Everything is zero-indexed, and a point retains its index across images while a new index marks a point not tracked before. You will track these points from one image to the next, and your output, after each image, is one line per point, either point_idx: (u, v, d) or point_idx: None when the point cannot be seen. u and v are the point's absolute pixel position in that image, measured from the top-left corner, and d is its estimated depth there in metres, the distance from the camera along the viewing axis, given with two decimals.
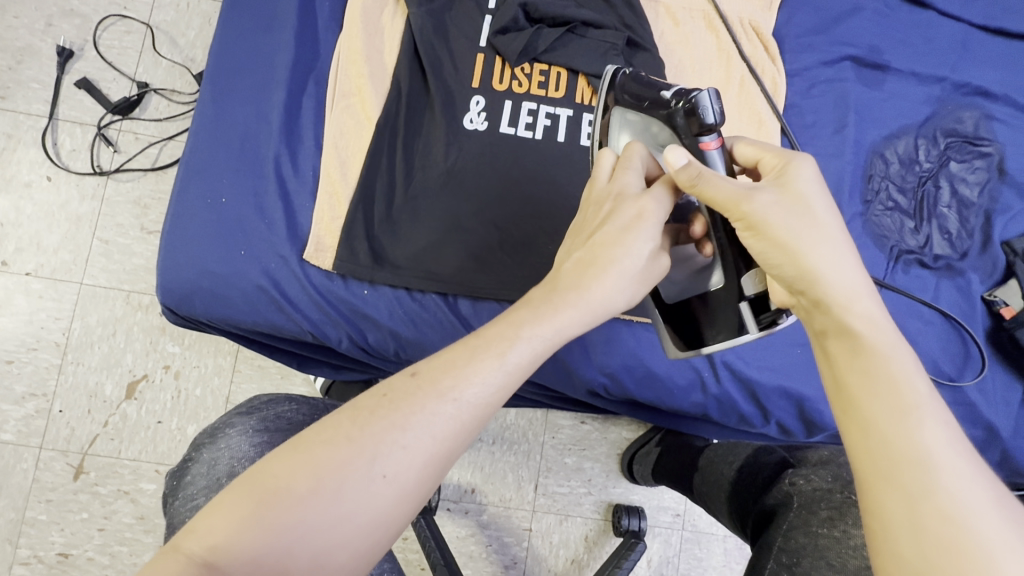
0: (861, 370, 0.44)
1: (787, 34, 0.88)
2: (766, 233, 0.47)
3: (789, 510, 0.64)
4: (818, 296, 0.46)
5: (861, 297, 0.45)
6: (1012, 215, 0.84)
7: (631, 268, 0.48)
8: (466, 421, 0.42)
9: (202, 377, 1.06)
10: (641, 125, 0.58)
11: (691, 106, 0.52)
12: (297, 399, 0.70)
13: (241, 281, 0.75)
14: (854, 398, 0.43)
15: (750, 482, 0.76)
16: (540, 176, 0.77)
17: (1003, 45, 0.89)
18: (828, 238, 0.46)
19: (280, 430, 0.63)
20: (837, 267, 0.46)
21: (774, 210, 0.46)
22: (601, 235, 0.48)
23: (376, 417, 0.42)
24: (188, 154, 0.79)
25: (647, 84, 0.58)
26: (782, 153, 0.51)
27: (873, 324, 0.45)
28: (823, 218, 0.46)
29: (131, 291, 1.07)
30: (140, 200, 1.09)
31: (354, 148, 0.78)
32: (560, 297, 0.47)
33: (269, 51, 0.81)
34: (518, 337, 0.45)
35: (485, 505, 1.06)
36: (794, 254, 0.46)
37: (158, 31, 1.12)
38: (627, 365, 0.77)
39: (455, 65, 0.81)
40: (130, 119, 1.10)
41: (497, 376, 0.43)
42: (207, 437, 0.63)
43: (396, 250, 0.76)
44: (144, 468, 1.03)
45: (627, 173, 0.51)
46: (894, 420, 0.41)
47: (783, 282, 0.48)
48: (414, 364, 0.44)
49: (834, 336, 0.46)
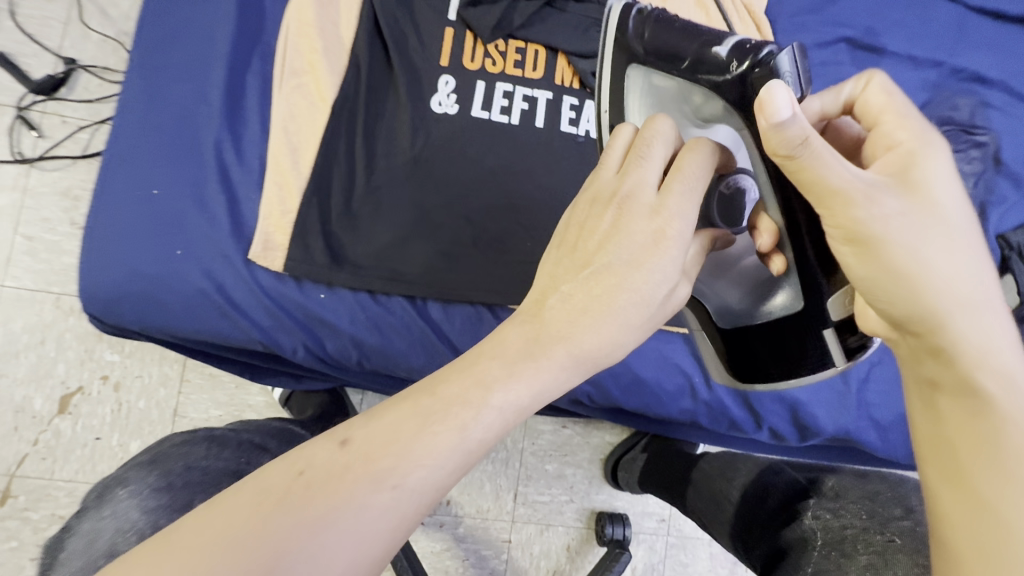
0: (980, 438, 0.35)
1: (780, 13, 0.83)
2: (877, 257, 0.37)
3: (813, 549, 0.53)
4: (938, 341, 0.37)
5: (1002, 354, 0.37)
6: (1007, 207, 0.80)
7: (634, 315, 0.40)
8: (407, 513, 0.34)
9: (146, 388, 0.96)
10: (675, 93, 0.48)
11: (761, 71, 0.41)
12: (220, 439, 0.61)
13: (178, 285, 0.65)
14: (964, 469, 0.35)
15: (758, 510, 0.65)
16: (518, 166, 0.70)
17: (998, 28, 0.85)
18: (958, 274, 0.37)
19: (187, 486, 0.55)
20: (971, 313, 0.37)
21: (898, 226, 0.37)
22: (602, 267, 0.40)
23: (281, 510, 0.32)
24: (112, 139, 0.68)
25: (682, 34, 0.47)
26: (915, 128, 0.39)
27: (1012, 390, 0.35)
28: (962, 247, 0.37)
29: (61, 293, 0.96)
30: (69, 191, 0.97)
31: (306, 133, 0.69)
32: (544, 346, 0.38)
33: (209, 21, 0.71)
34: (485, 404, 0.36)
35: (461, 518, 1.00)
36: (914, 287, 0.37)
37: (85, 0, 1.00)
38: (614, 372, 0.71)
39: (421, 40, 0.72)
40: (56, 99, 0.98)
41: (453, 456, 0.35)
42: (94, 500, 0.54)
43: (356, 248, 0.67)
44: (81, 490, 0.92)
45: (642, 168, 0.41)
46: (1022, 511, 0.32)
47: (891, 316, 0.39)
48: (346, 430, 0.36)
49: (948, 392, 0.37)
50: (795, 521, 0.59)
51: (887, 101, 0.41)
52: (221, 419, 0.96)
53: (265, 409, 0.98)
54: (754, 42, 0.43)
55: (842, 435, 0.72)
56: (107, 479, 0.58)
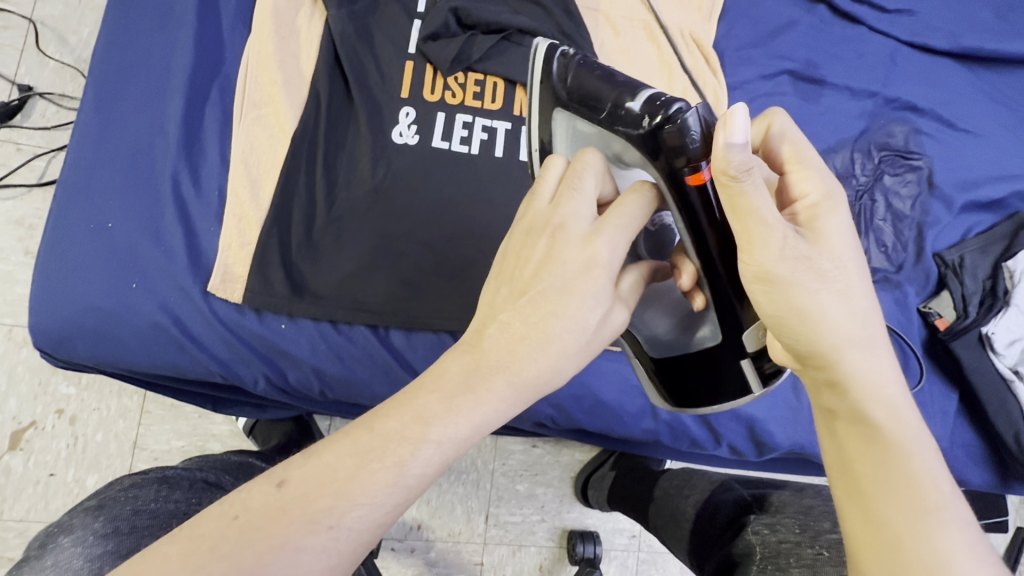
0: (874, 462, 0.41)
1: (726, 47, 0.88)
2: (782, 294, 0.42)
3: (753, 563, 0.61)
4: (834, 376, 0.43)
5: (886, 385, 0.43)
6: (941, 227, 0.85)
7: (569, 341, 0.41)
8: (345, 553, 0.36)
9: (104, 420, 0.93)
10: (598, 139, 0.51)
11: (671, 126, 0.45)
12: (171, 480, 0.61)
13: (133, 319, 0.65)
14: (863, 489, 0.41)
15: (710, 524, 0.73)
16: (477, 194, 0.71)
17: (927, 61, 0.91)
18: (852, 312, 0.43)
19: (134, 530, 0.54)
20: (861, 349, 0.43)
21: (800, 267, 0.41)
22: (537, 295, 0.41)
23: (219, 558, 0.34)
24: (66, 172, 0.68)
25: (599, 84, 0.49)
26: (823, 182, 0.45)
27: (893, 415, 0.42)
28: (855, 288, 0.43)
29: (14, 324, 0.93)
30: (23, 220, 0.94)
31: (266, 165, 0.70)
32: (483, 378, 0.40)
33: (167, 54, 0.71)
34: (423, 439, 0.38)
35: (432, 542, 0.99)
36: (814, 325, 0.42)
37: (43, 28, 0.99)
38: (576, 395, 0.72)
39: (381, 73, 0.74)
40: (11, 126, 0.96)
41: (391, 494, 0.37)
42: (37, 549, 0.53)
43: (317, 278, 0.68)
44: (34, 529, 0.89)
45: (574, 199, 0.43)
46: (911, 520, 0.38)
47: (795, 353, 0.45)
48: (284, 471, 0.38)
49: (845, 420, 0.43)
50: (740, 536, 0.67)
51: (798, 151, 0.46)
52: (183, 450, 0.93)
53: (229, 438, 0.96)
54: (664, 97, 0.46)
55: (798, 449, 0.75)
56: (44, 530, 0.56)
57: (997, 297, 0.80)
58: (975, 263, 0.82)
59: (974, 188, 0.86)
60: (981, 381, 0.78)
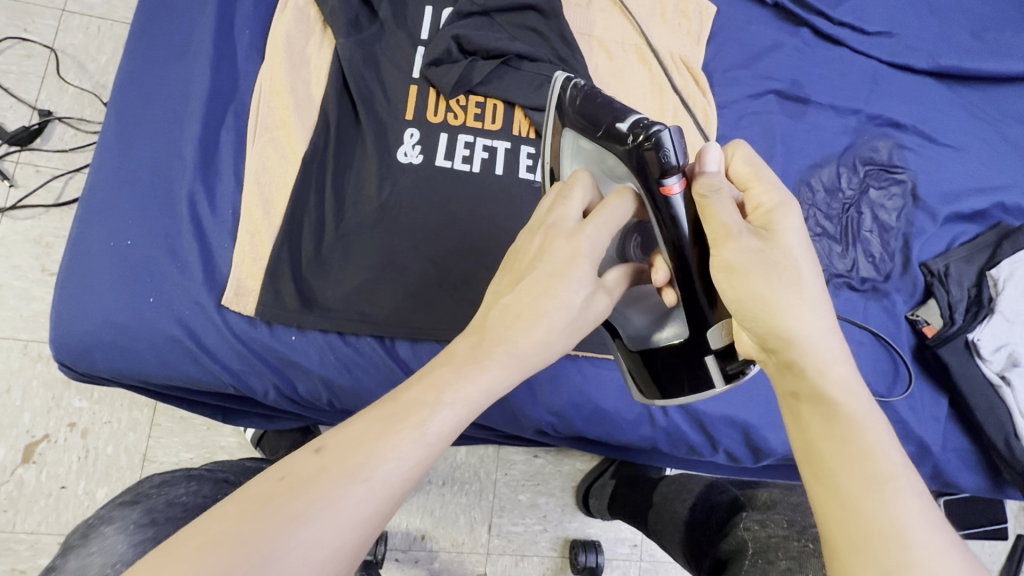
0: (834, 438, 0.43)
1: (715, 68, 0.92)
2: (740, 282, 0.47)
3: (746, 557, 0.64)
4: (791, 357, 0.46)
5: (836, 363, 0.45)
6: (927, 237, 0.88)
7: (561, 319, 0.45)
8: (380, 503, 0.39)
9: (115, 433, 0.95)
10: (596, 154, 0.55)
11: (650, 142, 0.49)
12: (199, 477, 0.64)
13: (150, 332, 0.68)
14: (825, 464, 0.42)
15: (705, 526, 0.76)
16: (478, 208, 0.75)
17: (908, 79, 0.95)
18: (806, 300, 0.46)
19: (170, 520, 0.56)
20: (815, 330, 0.45)
21: (754, 259, 0.46)
22: (530, 282, 0.45)
23: (272, 508, 0.36)
24: (89, 192, 0.72)
25: (600, 107, 0.54)
26: (777, 194, 0.49)
27: (847, 392, 0.44)
28: (806, 276, 0.46)
29: (29, 340, 0.95)
30: (41, 238, 0.98)
31: (278, 184, 0.73)
32: (485, 352, 0.44)
33: (184, 81, 0.76)
34: (439, 403, 0.41)
35: (436, 552, 1.00)
36: (771, 308, 0.45)
37: (63, 56, 1.04)
38: (575, 403, 0.74)
39: (387, 97, 0.78)
40: (30, 150, 1.00)
41: (415, 449, 0.40)
42: (78, 539, 0.55)
43: (325, 291, 0.71)
44: (45, 542, 0.90)
45: (566, 206, 0.48)
46: (867, 489, 0.40)
47: (756, 338, 0.48)
48: (320, 439, 0.40)
49: (806, 401, 0.45)
50: (730, 534, 0.70)
51: (753, 169, 0.51)
52: (192, 462, 0.95)
53: (237, 450, 0.98)
54: (649, 120, 0.50)
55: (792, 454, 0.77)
56: (86, 521, 0.59)
57: (982, 304, 0.83)
58: (960, 272, 0.85)
59: (956, 200, 0.90)
60: (969, 386, 0.80)
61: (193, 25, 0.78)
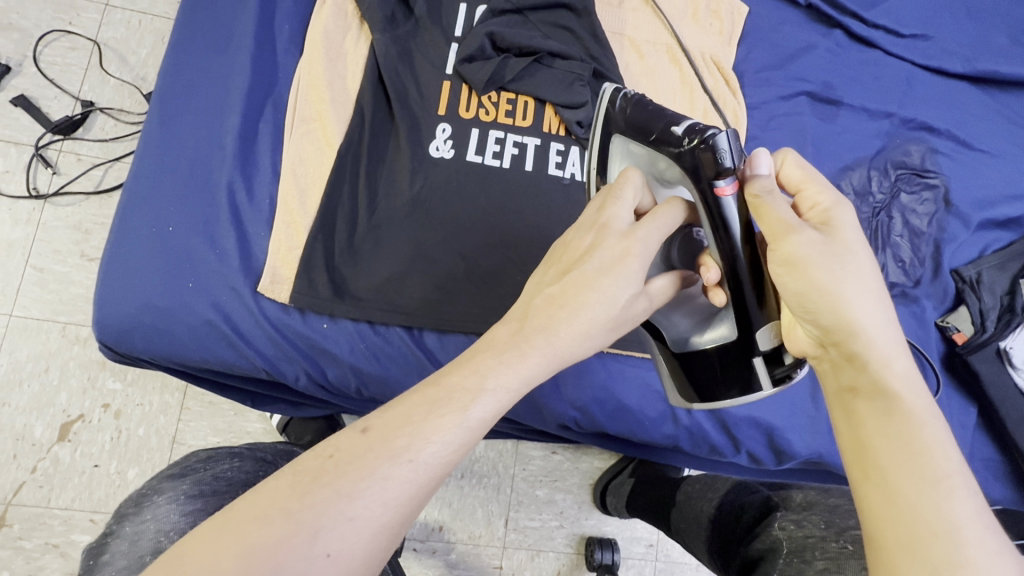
0: (889, 432, 0.42)
1: (746, 69, 0.92)
2: (802, 274, 0.47)
3: (779, 557, 0.64)
4: (854, 351, 0.46)
5: (897, 360, 0.46)
6: (958, 244, 0.87)
7: (603, 317, 0.46)
8: (421, 484, 0.40)
9: (146, 415, 0.98)
10: (646, 157, 0.57)
11: (705, 144, 0.51)
12: (241, 454, 0.66)
13: (188, 316, 0.70)
14: (879, 459, 0.42)
15: (734, 525, 0.75)
16: (509, 202, 0.76)
17: (943, 84, 0.94)
18: (871, 294, 0.46)
19: (217, 493, 0.58)
20: (879, 324, 0.46)
21: (817, 250, 0.47)
22: (578, 274, 0.46)
23: (319, 485, 0.38)
24: (133, 178, 0.74)
25: (652, 115, 0.57)
26: (831, 194, 0.50)
27: (907, 388, 0.44)
28: (868, 271, 0.47)
29: (67, 323, 0.99)
30: (80, 225, 1.01)
31: (314, 175, 0.75)
32: (526, 340, 0.45)
33: (225, 73, 0.78)
34: (482, 389, 0.42)
35: (453, 544, 1.01)
36: (837, 300, 0.46)
37: (105, 48, 1.07)
38: (600, 399, 0.75)
39: (420, 91, 0.79)
40: (72, 139, 1.04)
41: (457, 434, 0.41)
42: (132, 507, 0.57)
43: (357, 280, 0.72)
44: (77, 518, 0.93)
45: (617, 205, 0.49)
46: (919, 487, 0.39)
47: (817, 330, 0.48)
48: (364, 420, 0.41)
49: (864, 396, 0.45)
50: (763, 534, 0.70)
51: (805, 172, 0.52)
52: (219, 446, 0.98)
53: (262, 436, 1.00)
54: (703, 126, 0.53)
55: (816, 458, 0.77)
56: (137, 493, 0.60)
57: (1015, 313, 0.81)
58: (993, 280, 0.84)
59: (990, 206, 0.88)
60: (999, 394, 0.79)
61: (235, 19, 0.80)
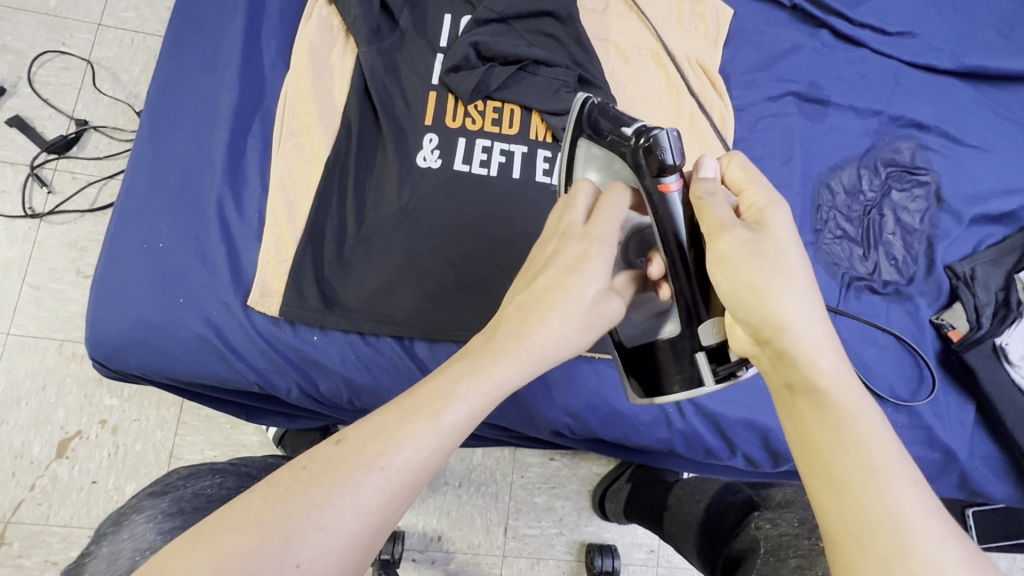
0: (829, 428, 0.42)
1: (732, 71, 0.92)
2: (733, 271, 0.47)
3: (758, 555, 0.68)
4: (783, 348, 0.45)
5: (825, 353, 0.45)
6: (952, 240, 0.86)
7: (572, 315, 0.47)
8: (396, 492, 0.40)
9: (143, 431, 0.98)
10: (604, 160, 0.60)
11: (649, 144, 0.54)
12: (222, 470, 0.67)
13: (178, 330, 0.70)
14: (823, 455, 0.42)
15: (722, 526, 0.79)
16: (498, 210, 0.76)
17: (931, 80, 0.94)
18: (797, 288, 0.46)
19: (197, 509, 0.58)
20: (805, 318, 0.45)
21: (746, 249, 0.47)
22: (544, 278, 0.48)
23: (292, 495, 0.38)
24: (123, 196, 0.75)
25: (611, 117, 0.59)
26: (768, 194, 0.50)
27: (838, 380, 0.44)
28: (796, 266, 0.46)
29: (64, 340, 0.99)
30: (76, 242, 1.02)
31: (302, 189, 0.75)
32: (499, 346, 0.46)
33: (213, 90, 0.79)
34: (453, 393, 0.43)
35: (452, 553, 1.01)
36: (763, 297, 0.45)
37: (99, 68, 1.08)
38: (592, 404, 0.74)
39: (407, 103, 0.80)
40: (67, 157, 1.05)
41: (431, 439, 0.41)
42: (110, 527, 0.57)
43: (348, 292, 0.73)
44: (76, 535, 0.93)
45: (575, 213, 0.51)
46: (864, 480, 0.39)
47: (749, 328, 0.48)
48: (340, 432, 0.42)
49: (801, 392, 0.44)
50: (743, 533, 0.75)
51: (747, 174, 0.52)
52: (215, 459, 0.98)
53: (259, 448, 1.00)
54: (651, 127, 0.55)
55: None
56: (115, 514, 0.60)
57: (1011, 308, 0.81)
58: (987, 275, 0.83)
59: (983, 201, 0.88)
60: (997, 391, 0.78)
61: (222, 36, 0.81)
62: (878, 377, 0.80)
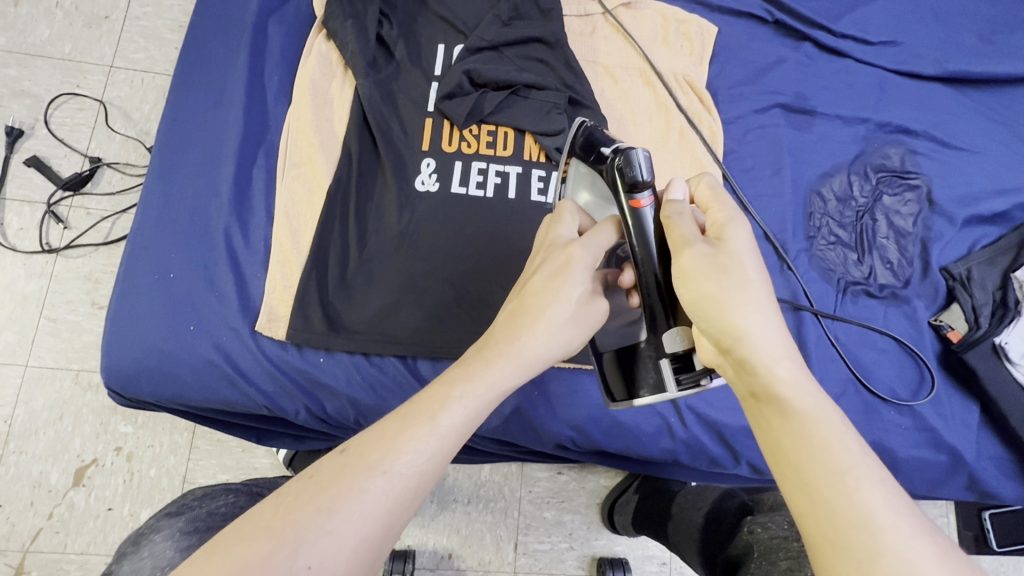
0: (793, 433, 0.43)
1: (719, 86, 0.94)
2: (693, 285, 0.49)
3: (752, 559, 0.70)
4: (743, 356, 0.46)
5: (780, 360, 0.46)
6: (946, 242, 0.87)
7: (561, 316, 0.50)
8: (399, 495, 0.41)
9: (157, 457, 1.00)
10: (588, 178, 0.64)
11: (624, 160, 0.57)
12: (235, 490, 0.69)
13: (190, 357, 0.72)
14: (793, 460, 0.42)
15: (719, 531, 0.80)
16: (495, 228, 0.78)
17: (916, 86, 0.96)
18: (754, 300, 0.47)
19: (211, 527, 0.59)
20: (762, 328, 0.46)
21: (704, 262, 0.49)
22: (532, 286, 0.50)
23: (299, 502, 0.40)
24: (135, 230, 0.78)
25: (599, 139, 0.64)
26: (729, 211, 0.52)
27: (798, 387, 0.45)
28: (753, 280, 0.48)
29: (80, 369, 1.02)
30: (91, 274, 1.06)
31: (306, 216, 0.78)
32: (491, 351, 0.48)
33: (219, 125, 0.82)
34: (449, 398, 0.45)
35: (463, 571, 1.01)
36: (722, 308, 0.47)
37: (111, 107, 1.13)
38: (594, 417, 0.75)
39: (405, 130, 0.83)
40: (82, 194, 1.09)
41: (430, 443, 0.43)
42: (131, 547, 0.59)
43: (351, 314, 0.75)
44: (93, 562, 0.95)
45: (557, 227, 0.54)
46: (833, 483, 0.40)
47: (711, 339, 0.49)
48: (343, 443, 0.44)
49: (764, 399, 0.46)
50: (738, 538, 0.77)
51: (713, 193, 0.54)
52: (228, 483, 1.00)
53: (270, 471, 1.02)
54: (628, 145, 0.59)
55: None
56: (133, 534, 0.62)
57: (1009, 307, 0.81)
58: (983, 275, 0.84)
59: (975, 202, 0.89)
60: (999, 390, 0.78)
61: (226, 74, 0.85)
62: (878, 380, 0.80)
